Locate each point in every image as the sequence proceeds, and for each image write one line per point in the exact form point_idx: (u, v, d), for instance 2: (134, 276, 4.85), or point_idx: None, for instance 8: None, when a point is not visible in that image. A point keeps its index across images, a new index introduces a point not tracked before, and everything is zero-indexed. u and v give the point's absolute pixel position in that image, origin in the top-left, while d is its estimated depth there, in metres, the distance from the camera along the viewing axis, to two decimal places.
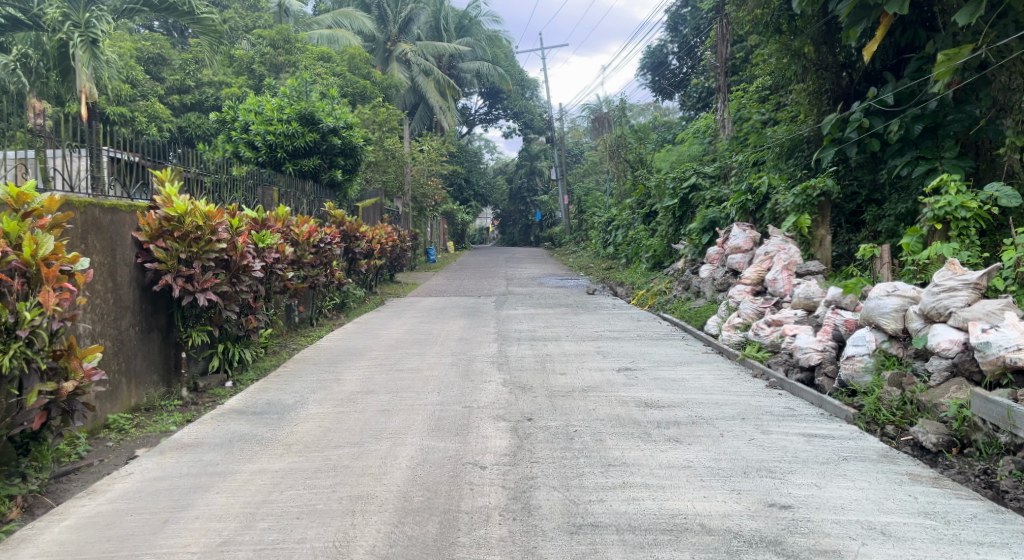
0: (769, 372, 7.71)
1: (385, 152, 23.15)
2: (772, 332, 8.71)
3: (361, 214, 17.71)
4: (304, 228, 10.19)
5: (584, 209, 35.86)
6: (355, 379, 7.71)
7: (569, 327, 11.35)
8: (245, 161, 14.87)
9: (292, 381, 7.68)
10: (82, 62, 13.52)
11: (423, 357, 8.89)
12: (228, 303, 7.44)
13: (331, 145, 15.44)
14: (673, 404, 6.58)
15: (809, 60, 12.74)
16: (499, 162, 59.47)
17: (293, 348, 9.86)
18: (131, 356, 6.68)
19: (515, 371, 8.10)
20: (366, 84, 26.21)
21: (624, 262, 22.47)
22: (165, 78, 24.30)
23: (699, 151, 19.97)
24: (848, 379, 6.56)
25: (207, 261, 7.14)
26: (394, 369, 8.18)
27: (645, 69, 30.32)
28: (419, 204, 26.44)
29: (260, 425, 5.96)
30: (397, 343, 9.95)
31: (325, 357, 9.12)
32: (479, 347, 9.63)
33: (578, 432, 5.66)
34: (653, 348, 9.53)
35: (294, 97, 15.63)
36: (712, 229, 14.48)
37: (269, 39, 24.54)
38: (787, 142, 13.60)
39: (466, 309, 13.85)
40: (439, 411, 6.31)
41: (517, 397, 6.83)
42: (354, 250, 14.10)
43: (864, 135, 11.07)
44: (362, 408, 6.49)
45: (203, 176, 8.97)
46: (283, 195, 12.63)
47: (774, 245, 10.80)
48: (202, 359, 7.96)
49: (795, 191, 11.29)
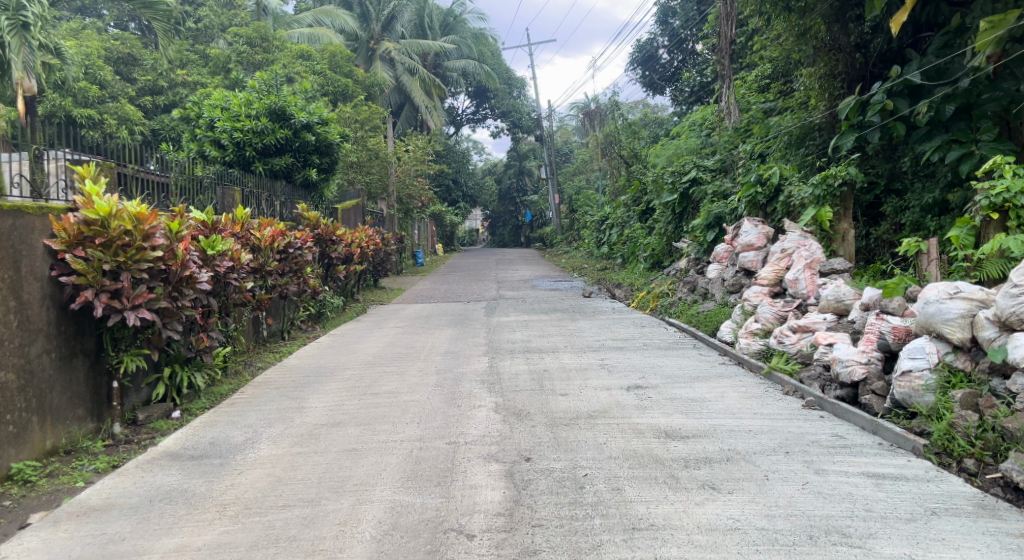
0: (803, 390, 6.63)
1: (367, 152, 21.92)
2: (799, 340, 7.66)
3: (341, 216, 16.56)
4: (265, 233, 9.02)
5: (575, 208, 34.79)
6: (320, 407, 6.59)
7: (567, 336, 10.23)
8: (212, 160, 13.58)
9: (247, 411, 6.55)
10: (13, 50, 12.38)
11: (402, 376, 7.78)
12: (169, 321, 6.31)
13: (305, 142, 14.24)
14: (699, 434, 5.48)
15: (822, 41, 11.72)
16: (488, 163, 58.35)
17: (258, 368, 8.71)
18: (46, 389, 5.55)
19: (509, 392, 7.00)
20: (348, 83, 25.01)
21: (619, 262, 21.41)
22: (135, 78, 23.09)
23: (697, 144, 18.91)
24: (906, 399, 5.47)
25: (138, 273, 5.99)
26: (368, 394, 7.06)
27: (635, 64, 29.32)
28: (404, 205, 25.25)
29: (195, 475, 4.85)
30: (374, 360, 8.82)
31: (291, 378, 7.98)
32: (467, 362, 8.51)
33: (588, 478, 4.58)
34: (664, 360, 8.41)
35: (263, 92, 14.48)
36: (718, 225, 13.40)
37: (246, 37, 23.36)
38: (797, 130, 12.49)
39: (453, 317, 12.70)
40: (418, 450, 5.21)
41: (512, 428, 5.74)
42: (331, 256, 12.90)
43: (887, 119, 9.93)
44: (324, 449, 5.37)
45: (145, 175, 7.82)
46: (249, 197, 11.48)
47: (792, 241, 9.73)
48: (145, 386, 6.84)
49: (813, 180, 10.17)
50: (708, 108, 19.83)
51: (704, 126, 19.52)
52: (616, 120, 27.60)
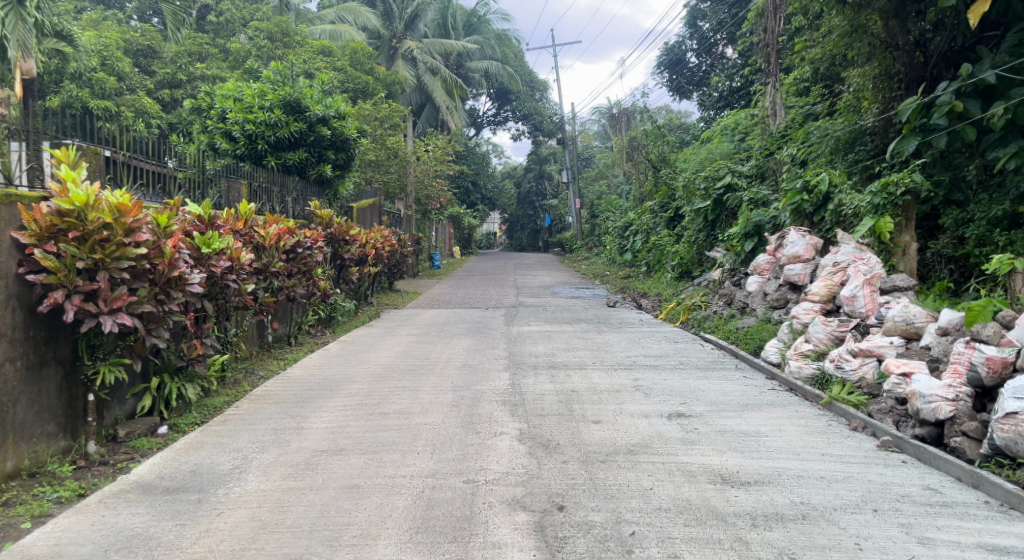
0: (873, 426, 5.80)
1: (386, 150, 21.13)
2: (862, 366, 6.84)
3: (356, 215, 15.79)
4: (271, 230, 8.26)
5: (596, 213, 33.94)
6: (321, 429, 5.81)
7: (596, 350, 9.40)
8: (222, 153, 12.89)
9: (240, 431, 5.78)
10: (10, 28, 12.07)
11: (415, 394, 6.98)
12: (154, 327, 5.51)
13: (320, 136, 13.54)
14: (762, 480, 4.65)
15: (878, 37, 10.90)
16: (507, 167, 57.57)
17: (259, 378, 7.91)
18: (7, 404, 4.80)
19: (536, 416, 6.20)
20: (368, 80, 24.30)
21: (643, 270, 20.53)
22: (154, 71, 22.39)
23: (729, 149, 18.06)
24: (1011, 446, 4.69)
25: (118, 272, 5.22)
26: (375, 413, 6.27)
27: (662, 67, 28.40)
28: (423, 206, 24.44)
29: (166, 516, 4.13)
30: (385, 373, 8.01)
31: (292, 392, 7.19)
32: (487, 379, 7.69)
33: (636, 538, 3.84)
34: (705, 383, 7.57)
35: (278, 82, 13.71)
36: (758, 235, 12.52)
37: (267, 32, 22.77)
38: (847, 134, 11.59)
39: (472, 326, 11.88)
40: (431, 491, 4.42)
41: (540, 464, 4.94)
42: (343, 257, 12.10)
43: (955, 123, 9.25)
44: (321, 484, 4.58)
45: (139, 162, 7.17)
46: (257, 192, 10.74)
47: (846, 254, 8.94)
48: (129, 397, 6.07)
49: (871, 188, 9.33)
50: (742, 112, 18.95)
51: (738, 131, 18.66)
52: (642, 124, 26.77)
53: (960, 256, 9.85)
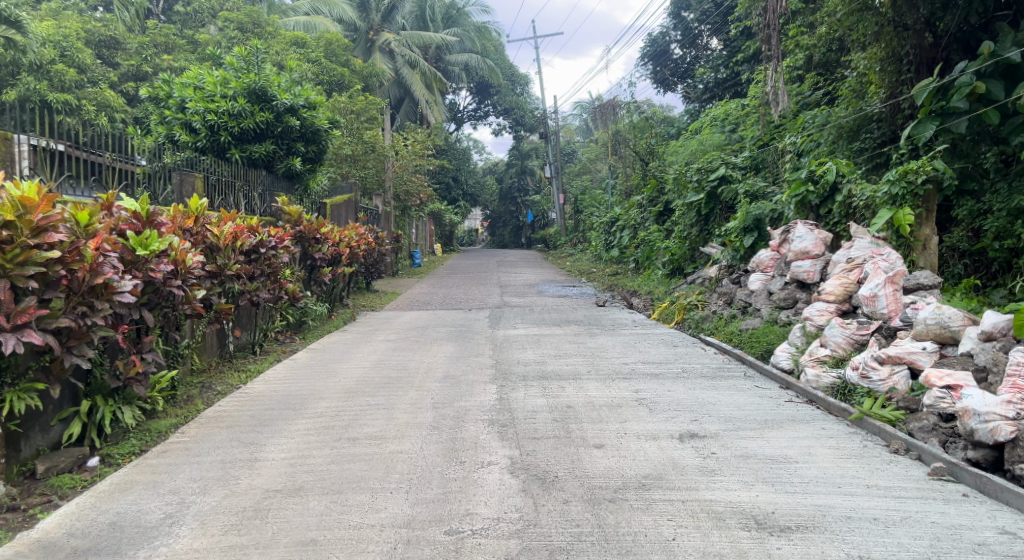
0: (919, 448, 5.04)
1: (363, 144, 20.15)
2: (892, 377, 6.08)
3: (330, 212, 14.86)
4: (226, 229, 7.39)
5: (580, 209, 33.13)
6: (278, 461, 4.96)
7: (590, 356, 8.59)
8: (181, 146, 11.94)
9: (180, 465, 4.89)
10: None
11: (390, 413, 6.13)
12: (75, 344, 4.65)
13: (288, 127, 12.63)
14: (806, 526, 3.89)
15: (885, 17, 10.01)
16: (488, 163, 56.51)
17: (215, 395, 7.01)
18: None
19: (530, 440, 5.37)
20: (344, 72, 23.31)
21: (631, 266, 19.73)
22: (118, 63, 21.06)
23: (720, 140, 17.32)
24: None
25: (24, 280, 4.34)
26: (344, 440, 5.42)
27: (645, 58, 27.57)
28: (402, 203, 23.45)
29: None
30: (357, 387, 7.15)
31: (249, 412, 6.31)
32: (470, 393, 6.83)
33: None
34: (716, 395, 6.78)
35: (242, 70, 12.83)
36: (758, 229, 11.75)
37: (237, 23, 21.93)
38: (851, 122, 10.89)
39: (454, 329, 11.02)
40: (404, 550, 3.72)
41: (537, 506, 4.15)
42: (314, 257, 11.19)
43: (977, 106, 8.52)
44: (269, 540, 3.82)
45: (94, 158, 7.22)
46: (216, 187, 9.82)
47: (862, 250, 8.27)
48: (55, 424, 5.13)
49: (889, 176, 8.62)
50: (731, 103, 18.23)
51: (727, 122, 17.94)
52: (626, 117, 25.95)
53: (977, 251, 9.13)
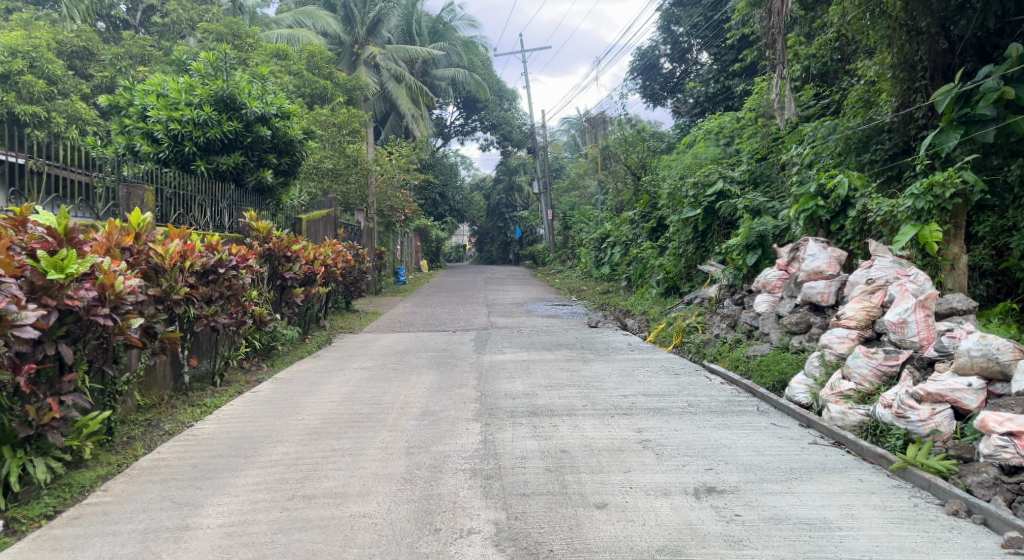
0: (982, 509, 4.26)
1: (345, 158, 19.29)
2: (932, 419, 5.25)
3: (306, 228, 13.99)
4: (172, 247, 6.50)
5: (568, 225, 32.38)
6: (211, 530, 4.14)
7: (585, 387, 7.74)
8: (143, 158, 11.09)
9: (90, 542, 4.08)
10: None
11: (355, 462, 5.26)
12: None
13: (258, 137, 11.81)
14: None
15: (898, 20, 9.22)
16: (476, 179, 55.64)
17: (161, 435, 6.15)
18: None
19: (517, 498, 4.54)
20: (326, 84, 22.48)
21: (623, 285, 18.90)
22: (92, 75, 20.12)
23: (715, 154, 16.59)
24: None
25: None
26: (297, 498, 4.57)
27: (634, 72, 26.85)
28: (386, 219, 22.59)
29: None
30: (322, 427, 6.28)
31: (192, 460, 5.44)
32: (451, 435, 5.97)
33: None
34: (730, 435, 5.95)
35: (210, 76, 11.99)
36: (762, 246, 10.96)
37: (216, 34, 21.06)
38: (860, 132, 10.09)
39: (435, 355, 10.15)
40: None
41: None
42: (284, 277, 10.31)
43: (1006, 113, 7.70)
44: None
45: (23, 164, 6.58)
46: (173, 202, 8.91)
47: (886, 270, 7.46)
48: None
49: (912, 188, 7.86)
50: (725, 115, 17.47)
51: (722, 135, 17.18)
52: (614, 132, 25.20)
53: (1001, 271, 8.36)
